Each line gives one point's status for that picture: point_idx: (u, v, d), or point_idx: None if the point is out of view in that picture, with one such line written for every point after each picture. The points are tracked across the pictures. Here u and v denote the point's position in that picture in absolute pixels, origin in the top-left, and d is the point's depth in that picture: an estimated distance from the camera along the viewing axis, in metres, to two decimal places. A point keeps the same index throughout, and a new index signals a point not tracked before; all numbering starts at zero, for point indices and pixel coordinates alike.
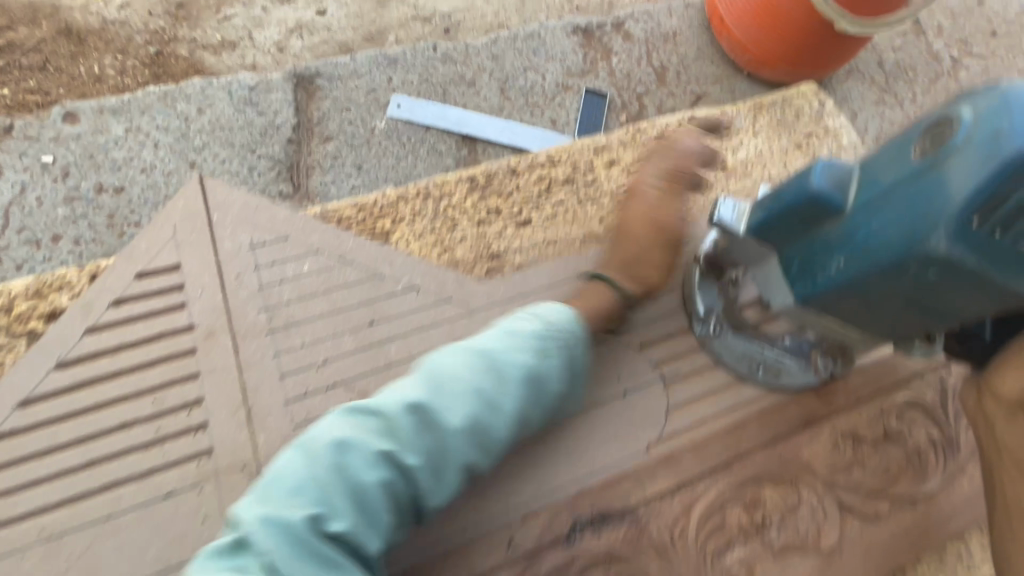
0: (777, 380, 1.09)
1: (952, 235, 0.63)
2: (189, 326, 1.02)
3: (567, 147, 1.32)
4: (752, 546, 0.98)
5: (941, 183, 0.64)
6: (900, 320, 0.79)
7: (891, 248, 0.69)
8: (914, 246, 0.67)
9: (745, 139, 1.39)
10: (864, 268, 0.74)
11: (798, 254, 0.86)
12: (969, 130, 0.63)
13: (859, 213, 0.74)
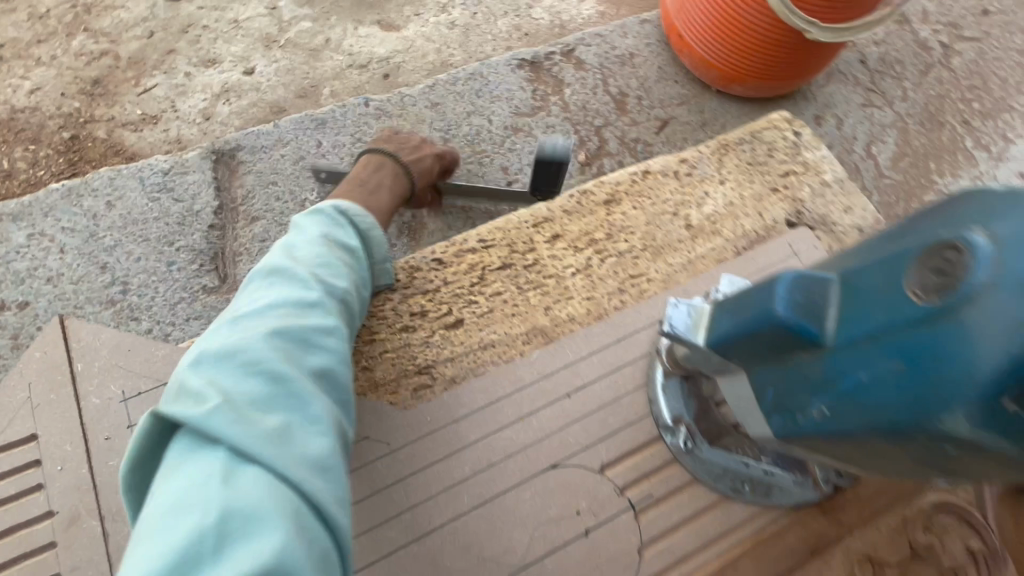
0: (768, 499, 0.89)
1: (982, 418, 0.44)
2: (49, 512, 0.85)
3: (502, 224, 1.13)
4: None
5: (954, 344, 0.44)
6: (912, 473, 0.59)
7: (892, 415, 0.50)
8: (919, 420, 0.47)
9: (711, 188, 1.19)
10: (857, 426, 0.54)
11: (772, 379, 0.65)
12: (986, 269, 0.43)
13: (844, 355, 0.54)
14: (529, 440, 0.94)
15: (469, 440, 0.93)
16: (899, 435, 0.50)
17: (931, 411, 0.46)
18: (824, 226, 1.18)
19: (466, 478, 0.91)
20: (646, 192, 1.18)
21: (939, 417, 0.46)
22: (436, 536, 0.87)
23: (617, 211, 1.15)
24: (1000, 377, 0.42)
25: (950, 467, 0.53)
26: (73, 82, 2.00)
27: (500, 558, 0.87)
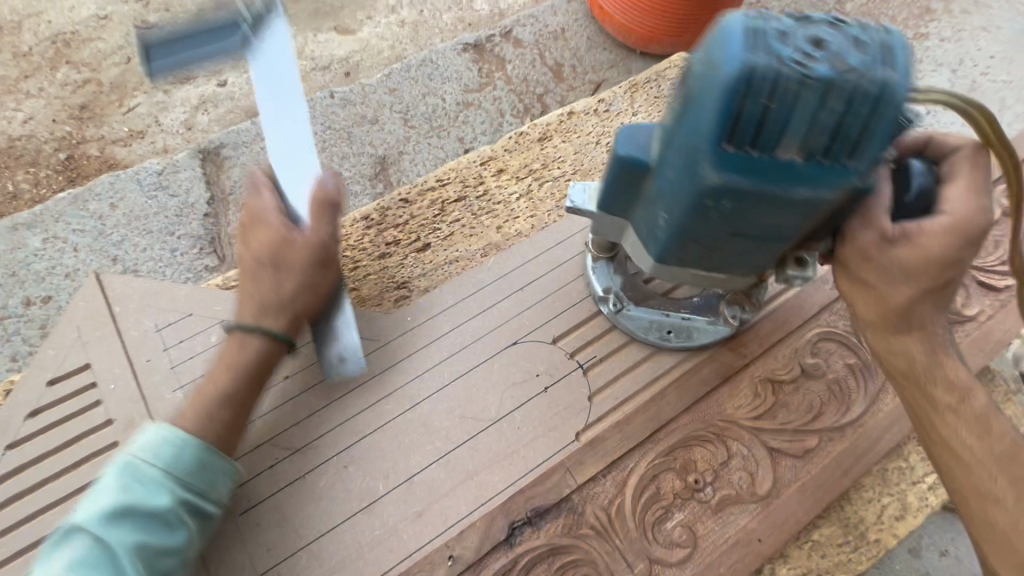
0: (690, 341, 1.11)
1: (721, 167, 0.67)
2: (107, 420, 1.04)
3: (454, 166, 1.36)
4: (690, 508, 1.00)
5: (695, 119, 0.67)
6: (743, 252, 0.80)
7: (684, 188, 0.72)
8: (695, 184, 0.69)
9: (626, 119, 1.43)
10: (677, 213, 0.75)
11: (639, 217, 0.86)
12: (698, 66, 0.66)
13: (659, 167, 0.77)
14: (493, 326, 1.16)
15: (443, 331, 1.15)
16: (694, 204, 0.71)
17: (697, 171, 0.68)
18: None
19: (444, 359, 1.12)
20: (572, 128, 1.41)
21: (703, 175, 0.68)
22: (425, 404, 1.08)
23: (549, 145, 1.38)
24: (717, 127, 0.64)
25: (747, 228, 0.74)
26: (62, 109, 2.20)
27: (478, 415, 1.08)
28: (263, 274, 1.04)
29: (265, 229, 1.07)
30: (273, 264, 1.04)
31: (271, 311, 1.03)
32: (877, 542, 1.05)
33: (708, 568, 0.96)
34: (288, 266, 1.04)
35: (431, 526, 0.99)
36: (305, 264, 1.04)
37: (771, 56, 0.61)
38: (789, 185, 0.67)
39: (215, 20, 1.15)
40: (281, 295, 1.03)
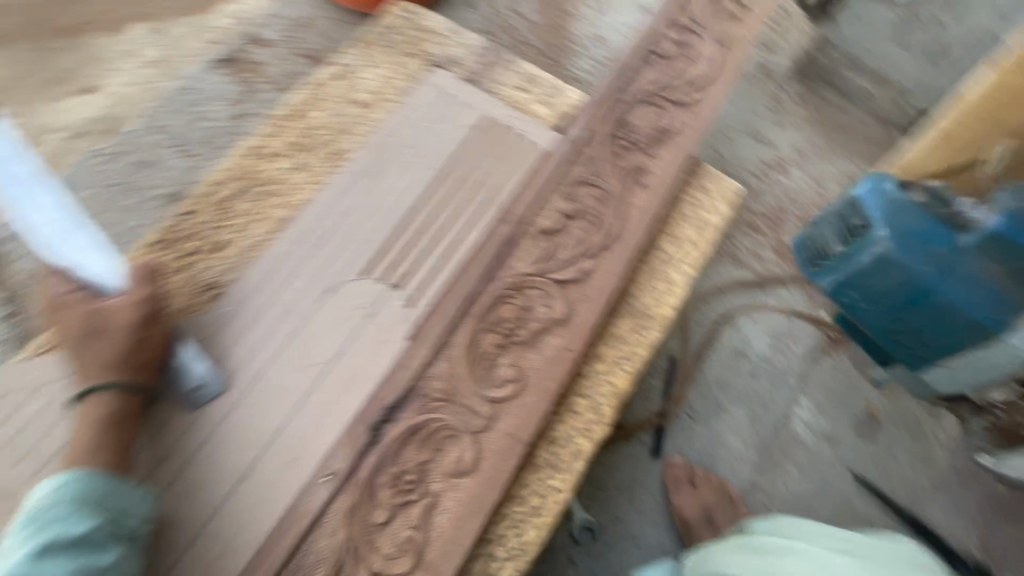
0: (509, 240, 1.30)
1: (889, 244, 1.23)
2: None
3: (225, 166, 1.41)
4: (511, 352, 1.21)
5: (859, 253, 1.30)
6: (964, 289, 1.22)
7: (867, 303, 1.37)
8: (906, 283, 1.25)
9: (367, 72, 1.56)
10: (903, 285, 1.26)
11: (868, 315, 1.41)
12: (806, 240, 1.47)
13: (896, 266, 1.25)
14: (307, 285, 1.27)
15: (262, 306, 1.25)
16: (917, 283, 1.24)
17: (874, 247, 1.24)
18: (453, 62, 1.60)
19: (273, 328, 1.23)
20: (323, 96, 1.51)
21: (880, 248, 1.24)
22: (267, 371, 1.19)
23: (307, 118, 1.47)
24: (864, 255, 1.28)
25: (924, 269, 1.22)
26: None
27: (320, 360, 1.21)
28: (98, 342, 1.09)
29: (84, 305, 1.12)
30: (103, 329, 1.09)
31: (113, 370, 1.08)
32: (659, 317, 1.34)
33: (536, 387, 1.18)
34: (118, 324, 1.10)
35: (310, 462, 1.12)
36: (137, 318, 1.11)
37: (816, 261, 1.45)
38: (937, 248, 1.22)
39: None
40: (120, 353, 1.08)
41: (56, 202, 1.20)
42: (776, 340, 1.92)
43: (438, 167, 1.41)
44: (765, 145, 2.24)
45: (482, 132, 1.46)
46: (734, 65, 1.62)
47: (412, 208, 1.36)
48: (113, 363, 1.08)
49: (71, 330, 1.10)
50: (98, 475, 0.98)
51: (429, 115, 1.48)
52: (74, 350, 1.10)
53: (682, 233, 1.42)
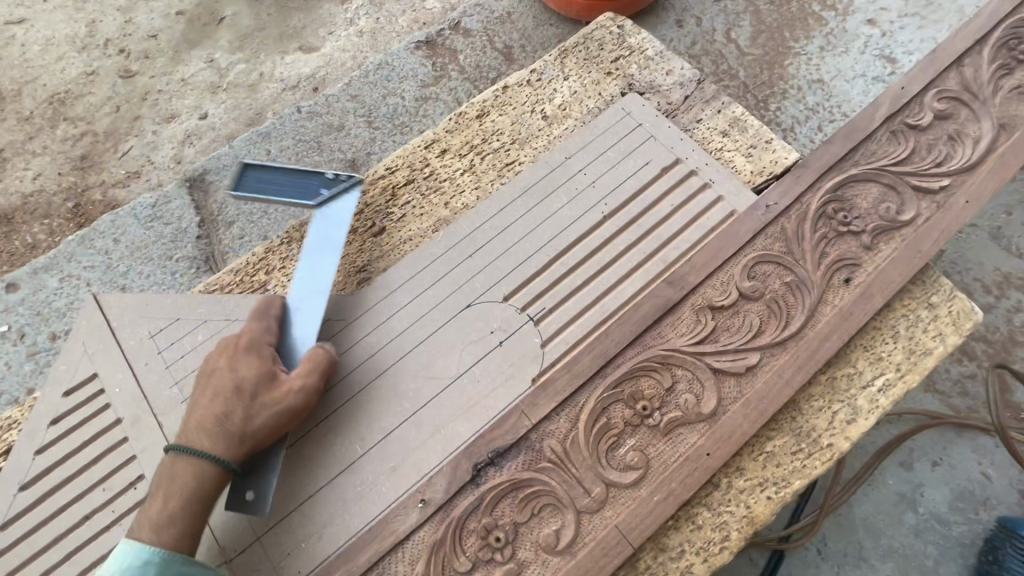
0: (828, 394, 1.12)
1: None
2: (117, 419, 1.18)
3: (400, 153, 1.44)
4: (641, 434, 1.07)
5: None
6: None
7: None
8: None
9: (558, 85, 1.49)
10: None
11: None
12: None
13: None
14: (447, 292, 1.25)
15: (403, 302, 1.24)
16: None
17: None
18: (652, 89, 1.46)
19: (408, 325, 1.22)
20: (508, 101, 1.48)
21: None
22: (390, 372, 1.18)
23: (487, 121, 1.46)
24: None
25: None
26: (66, 162, 2.41)
27: (441, 373, 1.17)
28: (238, 402, 1.05)
29: (259, 358, 1.10)
30: (250, 393, 1.05)
31: (231, 441, 1.02)
32: (829, 447, 1.10)
33: (661, 485, 1.02)
34: (265, 400, 1.06)
35: (408, 477, 1.09)
36: (284, 408, 1.06)
37: None
38: None
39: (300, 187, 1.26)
40: (248, 425, 1.04)
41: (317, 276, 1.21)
42: (962, 500, 1.53)
43: (606, 202, 1.30)
44: (1013, 253, 1.77)
45: (663, 172, 1.33)
46: (1016, 155, 1.26)
47: (569, 241, 1.27)
48: (233, 433, 1.03)
49: (233, 373, 1.08)
50: (176, 556, 0.95)
51: (608, 141, 1.38)
52: (217, 393, 1.06)
53: (886, 352, 1.15)
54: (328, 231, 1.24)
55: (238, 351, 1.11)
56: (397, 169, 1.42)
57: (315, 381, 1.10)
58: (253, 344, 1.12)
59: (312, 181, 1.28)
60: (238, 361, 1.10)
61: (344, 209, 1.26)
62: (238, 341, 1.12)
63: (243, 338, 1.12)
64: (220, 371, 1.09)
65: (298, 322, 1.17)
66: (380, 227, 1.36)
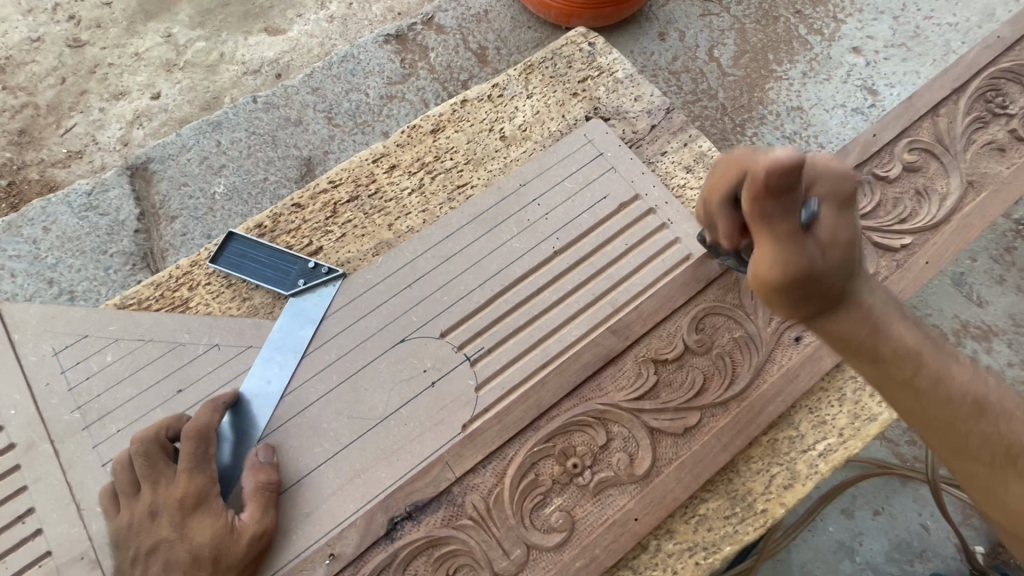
0: (768, 455, 1.08)
1: None
2: (9, 445, 1.09)
3: (346, 166, 1.35)
4: (569, 492, 1.02)
5: None
6: None
7: None
8: None
9: (520, 103, 1.41)
10: None
11: None
12: None
13: None
14: (380, 325, 1.17)
15: (332, 333, 1.16)
16: None
17: None
18: (618, 115, 1.39)
19: (334, 360, 1.14)
20: (465, 117, 1.40)
21: None
22: (313, 407, 1.10)
23: (442, 137, 1.38)
24: None
25: None
26: (2, 136, 2.25)
27: (367, 414, 1.10)
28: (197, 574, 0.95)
29: (211, 514, 0.99)
30: (212, 560, 0.96)
31: None
32: (764, 512, 1.05)
33: (584, 549, 0.97)
34: (230, 561, 0.96)
35: (318, 526, 1.01)
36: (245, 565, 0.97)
37: None
38: None
39: (282, 266, 1.23)
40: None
41: (275, 384, 1.12)
42: (898, 550, 1.52)
43: (557, 236, 1.24)
44: (973, 302, 1.75)
45: (620, 208, 1.26)
46: (982, 216, 1.22)
47: (515, 277, 1.20)
48: None
49: (187, 543, 0.97)
50: None
51: (566, 170, 1.30)
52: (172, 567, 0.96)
53: (831, 416, 1.10)
54: (294, 333, 1.16)
55: (183, 513, 0.99)
56: (341, 183, 1.33)
57: (273, 518, 1.01)
58: (200, 502, 1.00)
59: (292, 267, 1.23)
60: (190, 527, 0.98)
61: (318, 311, 1.18)
62: (180, 504, 0.99)
63: (185, 501, 0.99)
64: (168, 544, 0.97)
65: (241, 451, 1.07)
66: (318, 247, 1.27)
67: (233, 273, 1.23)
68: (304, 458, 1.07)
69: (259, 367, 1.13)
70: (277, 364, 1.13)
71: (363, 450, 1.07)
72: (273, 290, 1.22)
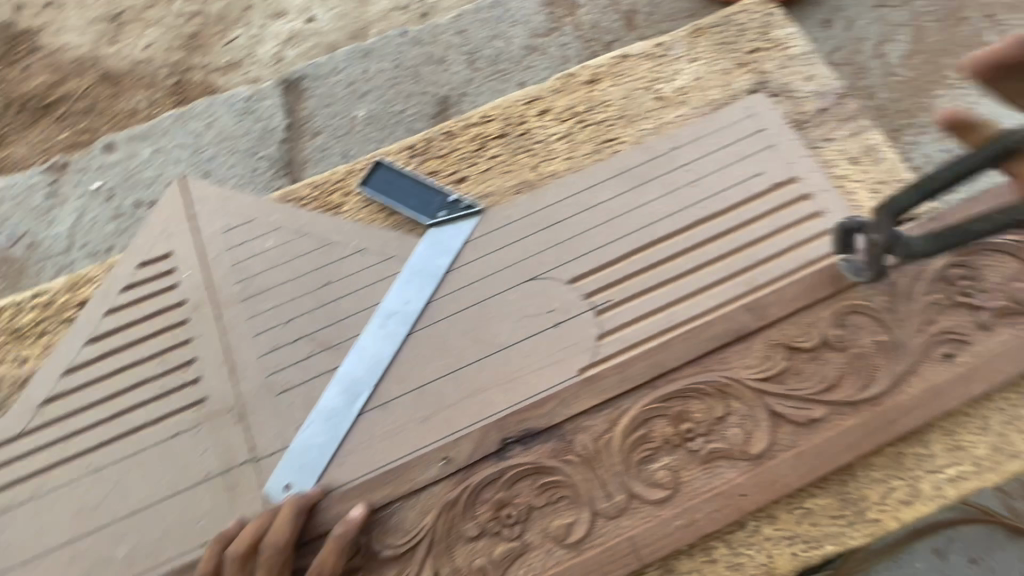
0: (891, 467, 1.03)
1: None
2: (181, 302, 1.24)
3: (500, 103, 1.38)
4: (678, 455, 1.02)
5: None
6: None
7: None
8: None
9: (683, 66, 1.38)
10: None
11: None
12: None
13: None
14: (514, 260, 1.21)
15: (469, 260, 1.21)
16: None
17: None
18: (785, 93, 1.32)
19: (468, 285, 1.19)
20: (625, 73, 1.38)
21: None
22: (441, 324, 1.17)
23: (598, 89, 1.37)
24: None
25: None
26: (173, 36, 2.45)
27: (491, 340, 1.15)
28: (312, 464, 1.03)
29: None
30: None
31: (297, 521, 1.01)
32: (874, 522, 1.01)
33: (685, 511, 0.99)
34: None
35: (432, 432, 1.08)
36: None
37: None
38: None
39: (426, 196, 1.27)
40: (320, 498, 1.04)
41: (415, 296, 1.18)
42: None
43: (701, 205, 1.21)
44: None
45: (772, 188, 1.21)
46: None
47: (653, 238, 1.19)
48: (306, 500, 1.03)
49: None
50: None
51: (722, 141, 1.27)
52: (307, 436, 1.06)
53: (969, 443, 1.03)
54: (433, 256, 1.21)
55: None
56: (493, 120, 1.37)
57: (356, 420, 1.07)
58: None
59: (433, 200, 1.26)
60: None
61: (457, 238, 1.23)
62: None
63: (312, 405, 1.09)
64: None
65: (375, 352, 1.15)
66: (463, 177, 1.31)
67: (380, 195, 1.28)
68: (428, 368, 1.14)
69: (405, 280, 1.20)
70: (420, 280, 1.20)
71: (482, 372, 1.12)
72: (414, 216, 1.26)
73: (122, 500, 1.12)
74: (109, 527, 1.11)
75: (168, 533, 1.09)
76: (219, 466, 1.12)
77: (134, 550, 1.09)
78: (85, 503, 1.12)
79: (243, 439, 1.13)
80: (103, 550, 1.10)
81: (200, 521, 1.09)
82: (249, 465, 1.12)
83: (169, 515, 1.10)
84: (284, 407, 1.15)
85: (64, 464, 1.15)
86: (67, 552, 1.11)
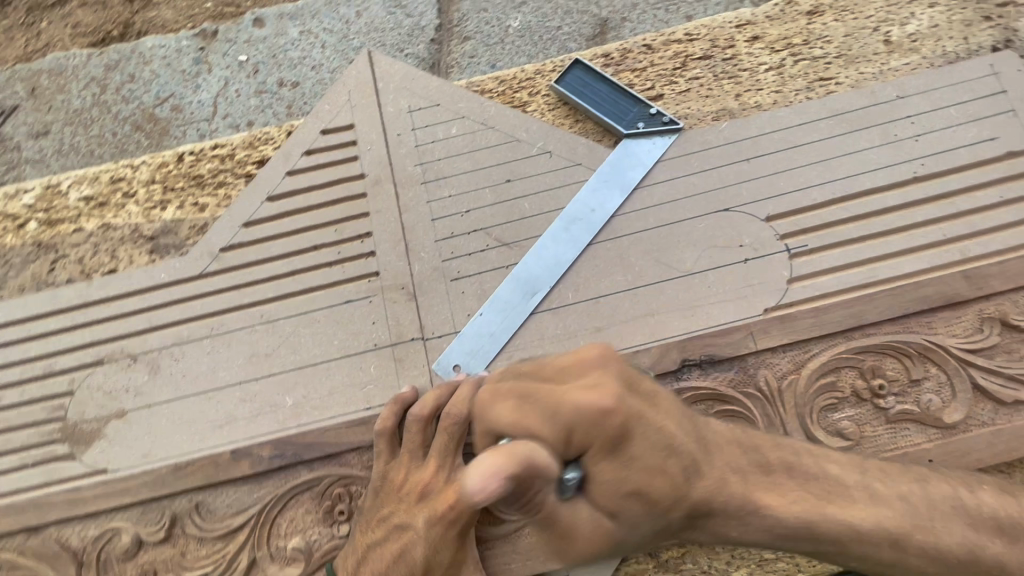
0: None
1: None
2: (361, 175, 1.23)
3: (707, 23, 1.30)
4: (865, 408, 1.02)
5: None
6: None
7: None
8: None
9: (918, 10, 1.25)
10: None
11: None
12: None
13: None
14: (709, 187, 1.15)
15: (660, 179, 1.17)
16: None
17: None
18: None
19: (657, 204, 1.15)
20: (850, 9, 1.27)
21: None
22: (625, 239, 1.14)
23: (817, 23, 1.27)
24: None
25: None
26: None
27: (675, 264, 1.11)
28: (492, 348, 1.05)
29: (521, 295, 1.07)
30: None
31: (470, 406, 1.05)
32: None
33: None
34: None
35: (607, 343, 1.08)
36: None
37: None
38: None
39: (623, 105, 1.22)
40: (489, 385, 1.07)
41: (604, 205, 1.15)
42: None
43: (923, 162, 1.12)
44: None
45: (1007, 156, 1.11)
46: None
47: (865, 188, 1.12)
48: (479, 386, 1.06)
49: None
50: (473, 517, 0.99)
51: (956, 96, 1.16)
52: None
53: None
54: (626, 167, 1.17)
55: None
56: (697, 40, 1.29)
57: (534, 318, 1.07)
58: None
59: (631, 110, 1.22)
60: None
61: (652, 154, 1.18)
62: None
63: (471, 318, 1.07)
64: None
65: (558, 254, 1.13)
66: (659, 94, 1.25)
67: (574, 97, 1.24)
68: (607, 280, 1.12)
69: (596, 186, 1.16)
70: (610, 188, 1.16)
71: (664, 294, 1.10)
72: (608, 125, 1.22)
73: (291, 355, 1.15)
74: (275, 377, 1.14)
75: (334, 392, 1.12)
76: (388, 338, 1.14)
77: (303, 401, 1.12)
78: (255, 350, 1.16)
79: (413, 317, 1.14)
80: (268, 398, 1.13)
81: (365, 387, 1.12)
82: (417, 343, 1.13)
83: (335, 376, 1.13)
84: (456, 293, 1.15)
85: (239, 311, 1.19)
86: (235, 393, 1.14)
